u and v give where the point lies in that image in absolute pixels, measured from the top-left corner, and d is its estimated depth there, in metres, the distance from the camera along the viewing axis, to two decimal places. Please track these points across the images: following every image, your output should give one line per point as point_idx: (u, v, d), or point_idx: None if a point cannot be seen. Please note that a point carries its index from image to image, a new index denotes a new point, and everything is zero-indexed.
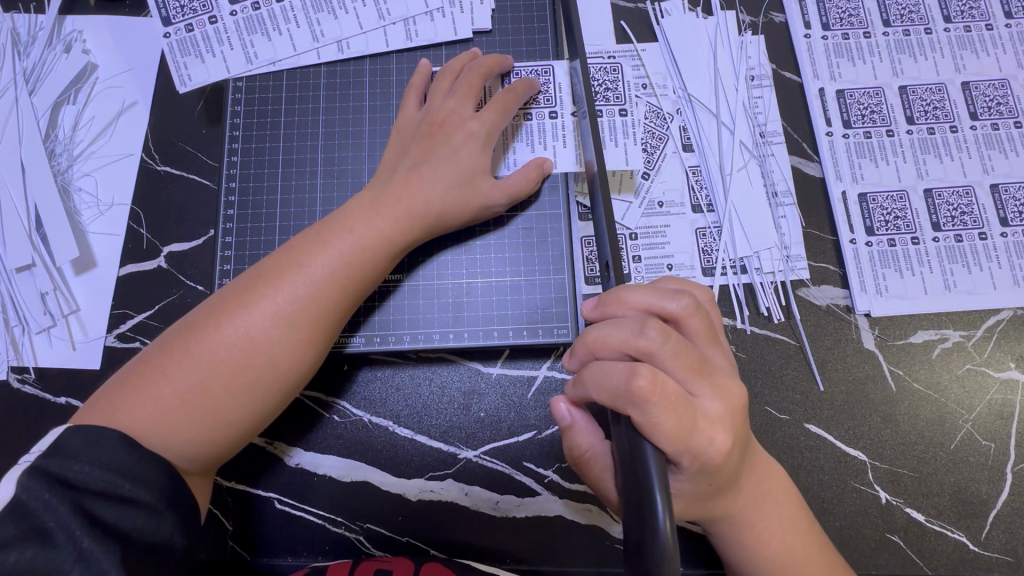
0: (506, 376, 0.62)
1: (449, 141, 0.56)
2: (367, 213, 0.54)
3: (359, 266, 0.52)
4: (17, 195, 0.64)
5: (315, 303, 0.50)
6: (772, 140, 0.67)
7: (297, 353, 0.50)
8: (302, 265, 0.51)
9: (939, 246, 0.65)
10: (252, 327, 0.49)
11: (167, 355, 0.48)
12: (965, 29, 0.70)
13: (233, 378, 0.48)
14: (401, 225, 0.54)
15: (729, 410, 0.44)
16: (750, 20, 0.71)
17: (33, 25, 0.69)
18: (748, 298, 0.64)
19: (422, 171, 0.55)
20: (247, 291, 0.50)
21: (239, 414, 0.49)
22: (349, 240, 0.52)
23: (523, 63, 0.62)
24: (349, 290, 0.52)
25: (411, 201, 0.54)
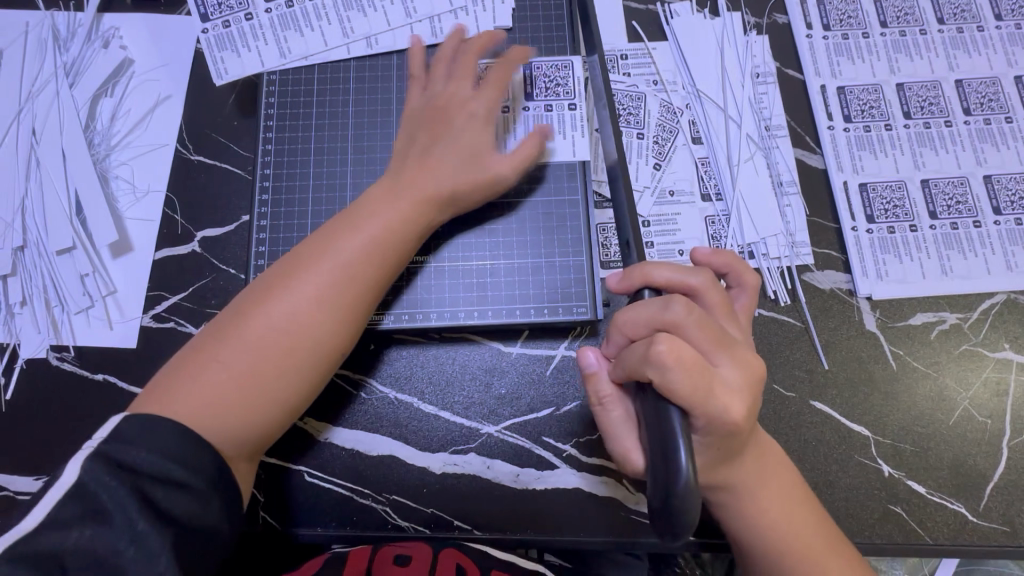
0: (526, 354, 0.65)
1: (454, 122, 0.60)
2: (391, 198, 0.57)
3: (385, 248, 0.55)
4: (59, 183, 0.68)
5: (349, 284, 0.54)
6: (777, 134, 0.71)
7: (332, 334, 0.53)
8: (334, 249, 0.54)
9: (936, 233, 0.68)
10: (290, 312, 0.52)
11: (213, 342, 0.51)
12: (958, 30, 0.74)
13: (278, 360, 0.51)
14: (425, 207, 0.57)
15: (747, 380, 0.47)
16: (755, 21, 0.75)
17: (73, 22, 0.73)
18: (755, 282, 0.67)
19: (433, 152, 0.59)
20: (281, 279, 0.53)
21: (283, 396, 0.52)
22: (375, 225, 0.55)
23: (545, 57, 0.67)
24: (380, 270, 0.55)
25: (431, 182, 0.58)
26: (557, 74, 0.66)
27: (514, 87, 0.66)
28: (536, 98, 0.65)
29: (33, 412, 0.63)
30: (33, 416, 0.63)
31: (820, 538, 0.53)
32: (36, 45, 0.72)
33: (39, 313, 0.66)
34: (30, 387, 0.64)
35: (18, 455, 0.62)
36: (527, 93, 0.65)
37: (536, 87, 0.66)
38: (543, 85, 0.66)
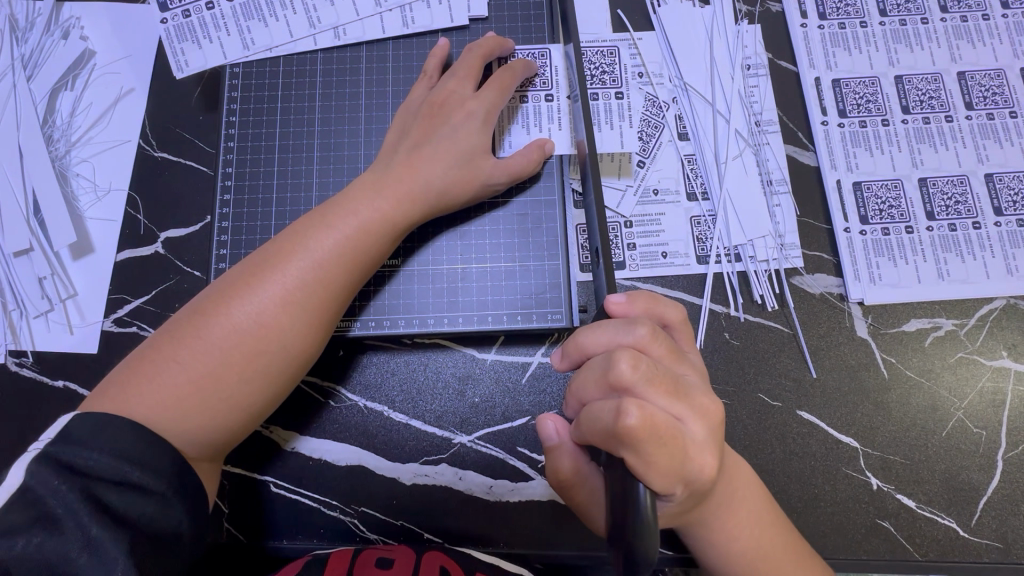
0: (500, 361, 0.62)
1: (449, 119, 0.57)
2: (371, 194, 0.54)
3: (363, 247, 0.53)
4: (14, 181, 0.65)
5: (320, 285, 0.51)
6: (767, 129, 0.68)
7: (305, 337, 0.51)
8: (305, 247, 0.51)
9: (933, 235, 0.65)
10: (260, 312, 0.49)
11: (174, 340, 0.49)
12: (962, 18, 0.70)
13: (241, 363, 0.49)
14: (405, 204, 0.54)
15: (712, 431, 0.44)
16: (747, 9, 0.71)
17: (30, 11, 0.70)
18: (742, 286, 0.64)
19: (423, 152, 0.56)
20: (251, 276, 0.51)
21: (251, 399, 0.49)
22: (352, 222, 0.53)
23: (524, 45, 0.63)
24: (352, 271, 0.52)
25: (415, 178, 0.55)
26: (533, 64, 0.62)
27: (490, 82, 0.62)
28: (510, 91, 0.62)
29: None
30: None
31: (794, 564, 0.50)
32: None
33: None
34: None
35: None
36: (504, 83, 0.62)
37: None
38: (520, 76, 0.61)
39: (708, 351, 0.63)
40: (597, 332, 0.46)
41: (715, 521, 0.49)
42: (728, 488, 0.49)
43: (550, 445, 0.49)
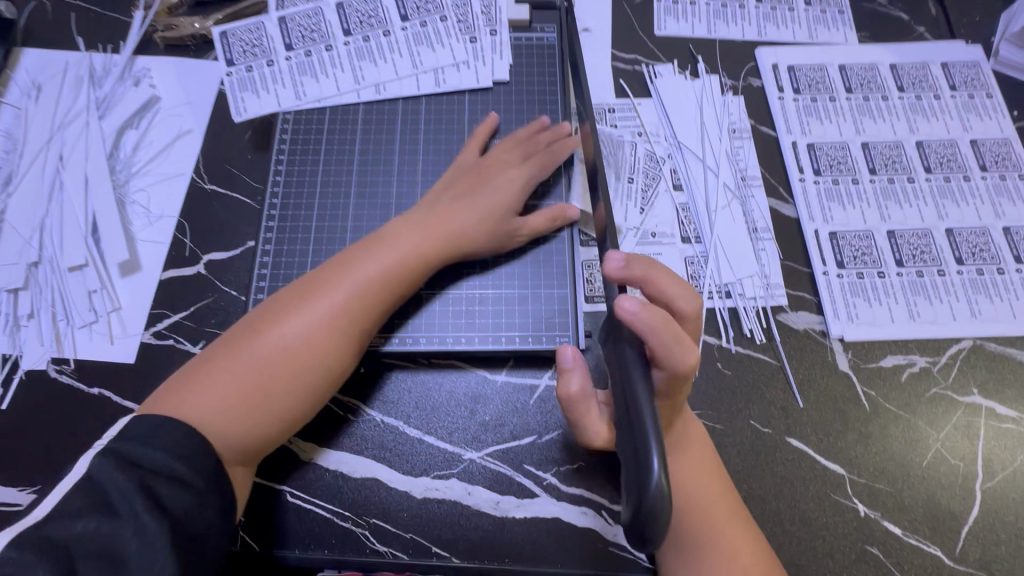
0: (511, 383, 0.67)
1: (489, 180, 0.67)
2: (413, 229, 0.62)
3: (401, 280, 0.60)
4: (78, 204, 0.72)
5: (364, 312, 0.57)
6: (752, 184, 0.76)
7: (344, 360, 0.56)
8: (351, 275, 0.58)
9: (903, 280, 0.72)
10: (307, 332, 0.55)
11: (233, 348, 0.54)
12: (917, 97, 0.81)
13: (285, 378, 0.54)
14: (448, 242, 0.63)
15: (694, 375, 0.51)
16: (731, 83, 0.82)
17: (109, 64, 0.81)
18: (732, 321, 0.70)
19: (461, 202, 0.65)
20: (299, 299, 0.57)
21: (289, 412, 0.54)
22: (393, 254, 0.60)
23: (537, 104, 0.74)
24: (389, 301, 0.59)
25: (456, 221, 0.63)
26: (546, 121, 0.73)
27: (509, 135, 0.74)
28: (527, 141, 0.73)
29: (25, 424, 0.64)
30: (23, 427, 0.64)
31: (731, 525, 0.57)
32: (74, 81, 0.79)
33: (42, 328, 0.68)
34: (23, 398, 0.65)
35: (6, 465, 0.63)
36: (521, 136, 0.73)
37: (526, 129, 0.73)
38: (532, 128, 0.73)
39: (703, 379, 0.68)
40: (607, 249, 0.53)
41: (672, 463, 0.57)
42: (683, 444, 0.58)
43: (564, 367, 0.57)
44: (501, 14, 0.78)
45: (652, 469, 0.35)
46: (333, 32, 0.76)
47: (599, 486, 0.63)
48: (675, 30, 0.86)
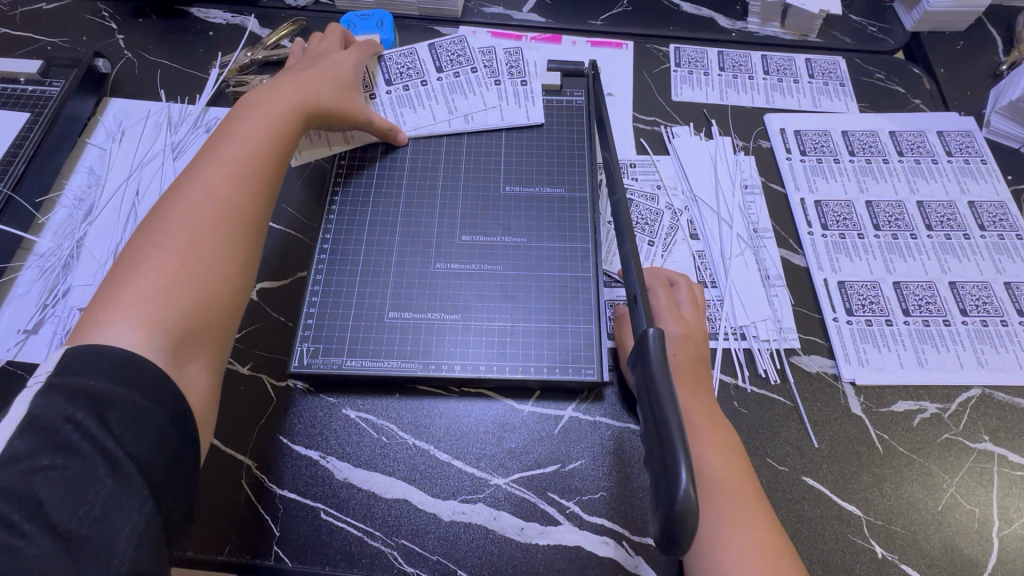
0: (536, 413, 0.71)
1: (325, 58, 0.81)
2: (269, 100, 0.71)
3: (256, 150, 0.66)
4: None
5: (232, 176, 0.63)
6: (763, 235, 0.82)
7: (249, 172, 0.64)
8: (226, 139, 0.66)
9: (910, 328, 0.76)
10: (216, 193, 0.61)
11: (153, 235, 0.57)
12: (916, 161, 0.88)
13: (209, 239, 0.58)
14: (307, 103, 0.73)
15: (694, 362, 0.67)
16: (743, 144, 0.90)
17: (184, 113, 0.91)
18: (747, 362, 0.74)
19: (297, 100, 0.73)
20: (181, 186, 0.61)
21: (222, 268, 0.58)
22: (242, 128, 0.67)
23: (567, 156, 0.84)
24: (254, 166, 0.65)
25: (310, 91, 0.74)
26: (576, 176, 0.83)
27: (540, 185, 0.82)
28: (558, 194, 0.82)
29: None
30: None
31: (752, 508, 0.58)
32: (154, 127, 0.90)
33: None
34: None
35: None
36: (551, 190, 0.82)
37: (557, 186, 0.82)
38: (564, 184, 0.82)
39: None
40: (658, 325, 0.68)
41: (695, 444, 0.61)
42: (702, 422, 0.62)
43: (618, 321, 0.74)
44: (529, 66, 0.90)
45: (681, 477, 0.40)
46: (377, 81, 0.88)
47: (620, 516, 0.65)
48: (690, 97, 0.95)
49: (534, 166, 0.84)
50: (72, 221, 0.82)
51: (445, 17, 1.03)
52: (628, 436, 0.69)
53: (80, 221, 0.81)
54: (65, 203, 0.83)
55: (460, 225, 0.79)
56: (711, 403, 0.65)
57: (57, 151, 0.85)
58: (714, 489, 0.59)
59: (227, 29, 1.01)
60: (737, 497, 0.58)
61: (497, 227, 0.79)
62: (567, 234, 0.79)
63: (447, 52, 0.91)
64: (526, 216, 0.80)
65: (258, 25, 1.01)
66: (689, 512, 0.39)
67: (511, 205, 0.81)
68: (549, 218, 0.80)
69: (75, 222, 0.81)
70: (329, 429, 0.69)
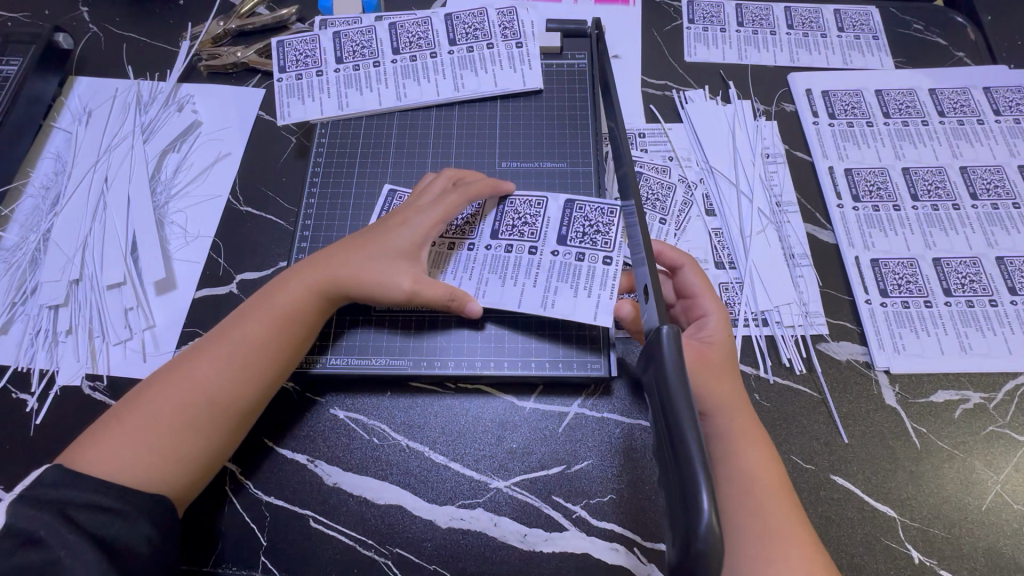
0: (539, 411, 0.65)
1: (411, 215, 0.66)
2: (305, 265, 0.64)
3: (277, 334, 0.60)
4: (120, 224, 0.74)
5: (245, 350, 0.58)
6: (787, 209, 0.75)
7: (245, 377, 0.58)
8: (261, 307, 0.61)
9: (952, 310, 0.68)
10: (215, 366, 0.57)
11: (130, 406, 0.55)
12: (958, 122, 0.79)
13: (184, 414, 0.55)
14: (328, 283, 0.62)
15: (727, 352, 0.59)
16: (763, 108, 0.82)
17: (155, 90, 0.84)
18: (770, 350, 0.68)
19: (344, 250, 0.64)
20: (206, 341, 0.59)
21: (192, 446, 0.55)
22: (280, 302, 0.61)
23: (593, 202, 0.70)
24: (257, 368, 0.58)
25: (362, 272, 0.62)
26: (601, 219, 0.68)
27: (548, 227, 0.68)
28: (569, 243, 0.67)
29: (53, 438, 0.64)
30: (52, 442, 0.64)
31: (793, 518, 0.52)
32: (122, 108, 0.83)
33: (80, 344, 0.69)
34: (56, 413, 0.65)
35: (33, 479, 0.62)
36: (562, 236, 0.68)
37: (572, 230, 0.68)
38: (579, 229, 0.68)
39: None
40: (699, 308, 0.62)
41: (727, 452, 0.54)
42: (732, 425, 0.55)
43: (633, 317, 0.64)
44: (525, 26, 0.80)
45: (703, 507, 0.34)
46: (384, 49, 0.80)
47: (632, 520, 0.60)
48: (706, 56, 0.86)
49: (546, 198, 0.71)
50: (40, 212, 0.76)
51: None
52: (640, 433, 0.64)
53: (48, 212, 0.76)
54: (32, 193, 0.78)
55: None
56: (743, 398, 0.58)
57: (19, 136, 0.79)
58: (751, 497, 0.52)
59: None
60: (781, 499, 0.53)
61: (486, 268, 0.67)
62: (567, 307, 0.64)
63: (463, 23, 0.81)
64: (522, 268, 0.66)
65: None
66: (713, 543, 0.34)
67: (507, 254, 0.67)
68: (549, 277, 0.66)
69: (42, 213, 0.76)
70: (318, 430, 0.65)
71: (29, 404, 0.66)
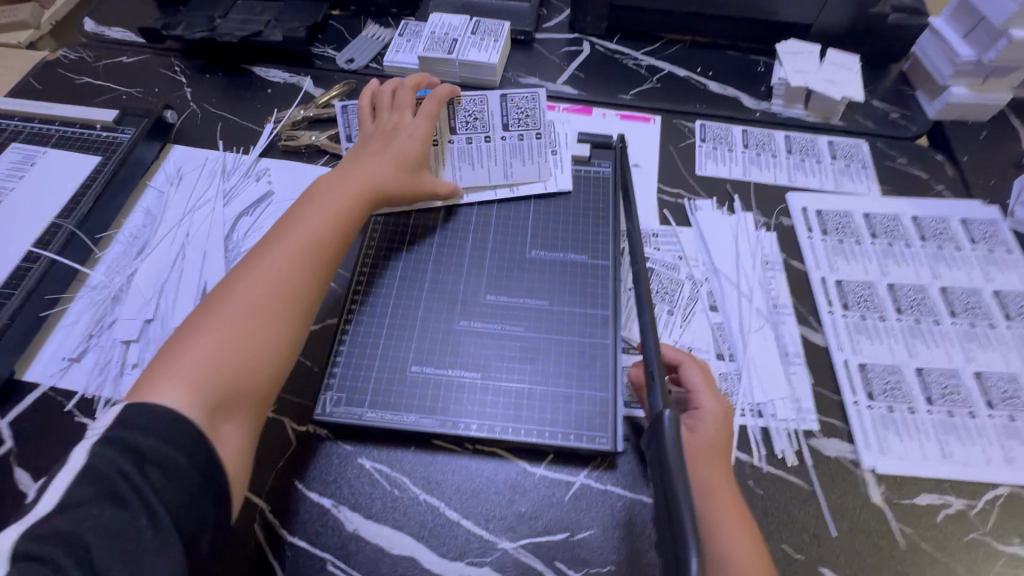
0: (548, 477, 0.71)
1: (391, 139, 0.85)
2: (309, 224, 0.72)
3: (319, 239, 0.71)
4: (194, 274, 0.85)
5: (298, 262, 0.68)
6: (783, 311, 0.83)
7: (306, 271, 0.68)
8: (273, 254, 0.68)
9: (933, 417, 0.74)
10: (254, 301, 0.63)
11: (175, 356, 0.58)
12: (938, 246, 0.89)
13: (240, 347, 0.61)
14: (368, 186, 0.79)
15: (720, 446, 0.66)
16: (764, 220, 0.93)
17: (238, 162, 0.98)
18: (764, 440, 0.73)
19: (343, 185, 0.77)
20: (229, 292, 0.64)
21: (257, 367, 0.61)
22: (306, 226, 0.71)
23: (576, 251, 0.85)
24: (313, 264, 0.69)
25: (380, 176, 0.81)
26: (576, 259, 0.85)
27: (532, 261, 0.85)
28: (541, 245, 0.86)
29: None
30: None
31: None
32: (209, 174, 0.97)
33: None
34: None
35: None
36: (546, 269, 0.84)
37: (552, 266, 0.84)
38: (562, 267, 0.84)
39: None
40: (699, 402, 0.69)
41: (719, 536, 0.59)
42: (722, 512, 0.60)
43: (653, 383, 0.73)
44: (561, 137, 0.95)
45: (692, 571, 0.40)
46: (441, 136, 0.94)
47: None
48: (714, 172, 0.99)
49: (526, 242, 0.87)
50: (125, 257, 0.88)
51: (484, 85, 1.11)
52: (640, 508, 0.69)
53: (133, 258, 0.87)
54: (120, 240, 0.90)
55: (485, 286, 0.82)
56: (734, 489, 0.64)
57: (120, 192, 0.92)
58: None
59: (284, 88, 1.10)
60: None
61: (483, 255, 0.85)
62: (559, 348, 0.77)
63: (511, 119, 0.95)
64: (524, 290, 0.82)
65: (313, 85, 1.10)
66: None
67: (501, 254, 0.85)
68: (546, 307, 0.80)
69: (127, 258, 0.87)
70: (344, 479, 0.70)
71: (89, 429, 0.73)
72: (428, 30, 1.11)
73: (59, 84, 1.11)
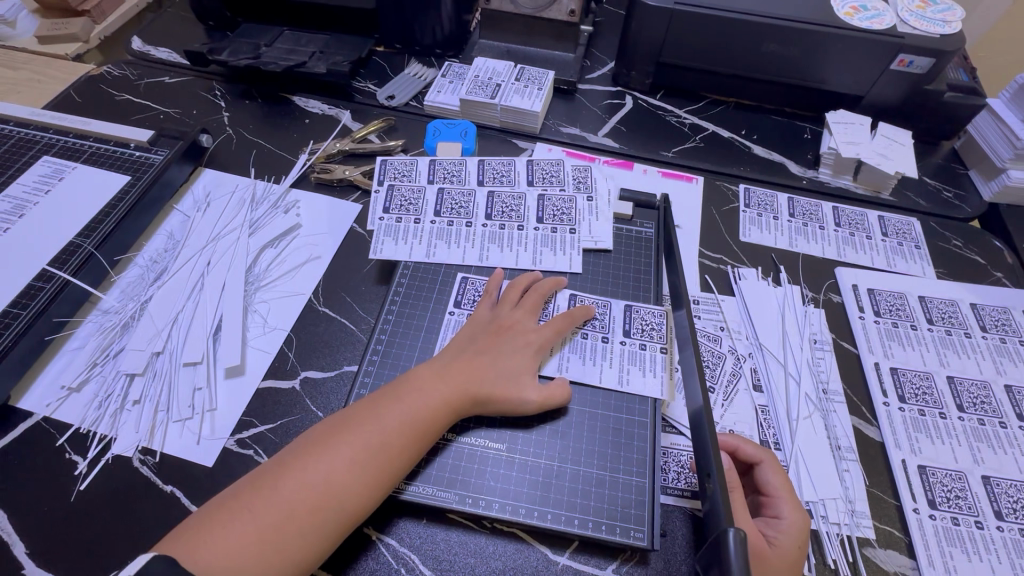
0: (572, 569, 0.63)
1: (509, 341, 0.73)
2: (438, 378, 0.67)
3: (415, 421, 0.63)
4: (210, 306, 0.81)
5: (385, 444, 0.61)
6: (833, 399, 0.77)
7: (362, 488, 0.59)
8: (375, 416, 0.62)
9: (1005, 536, 0.66)
10: (331, 472, 0.58)
11: (233, 509, 0.55)
12: (1001, 339, 0.83)
13: (304, 517, 0.55)
14: (456, 400, 0.66)
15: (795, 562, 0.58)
16: (812, 295, 0.88)
17: (268, 192, 0.96)
18: (814, 546, 0.66)
19: (491, 352, 0.71)
20: (312, 449, 0.59)
21: (303, 552, 0.55)
22: (411, 402, 0.64)
23: (643, 305, 0.82)
24: (384, 466, 0.60)
25: (474, 384, 0.68)
26: (653, 320, 0.80)
27: (614, 323, 0.79)
28: (633, 336, 0.78)
29: (90, 508, 0.65)
30: (87, 513, 0.64)
31: None
32: (238, 202, 0.94)
33: (144, 416, 0.72)
34: (102, 483, 0.67)
35: (60, 549, 0.62)
36: (626, 330, 0.78)
37: (633, 327, 0.79)
38: (639, 326, 0.79)
39: None
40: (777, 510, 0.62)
41: None
42: None
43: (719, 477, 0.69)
44: (602, 190, 0.93)
45: None
46: (477, 214, 0.91)
47: None
48: (759, 238, 0.94)
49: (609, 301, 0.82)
50: (142, 282, 0.84)
51: (525, 132, 1.09)
52: None
53: (150, 284, 0.84)
54: (139, 264, 0.86)
55: None
56: None
57: (145, 214, 0.89)
58: None
59: (322, 119, 1.09)
60: None
61: (566, 348, 0.77)
62: (594, 420, 0.72)
63: (553, 205, 0.92)
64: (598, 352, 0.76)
65: (351, 118, 1.09)
66: None
67: (583, 340, 0.77)
68: (621, 362, 0.76)
69: (144, 284, 0.84)
70: (352, 542, 0.64)
71: (79, 468, 0.68)
72: (472, 74, 1.10)
73: (99, 98, 1.11)
